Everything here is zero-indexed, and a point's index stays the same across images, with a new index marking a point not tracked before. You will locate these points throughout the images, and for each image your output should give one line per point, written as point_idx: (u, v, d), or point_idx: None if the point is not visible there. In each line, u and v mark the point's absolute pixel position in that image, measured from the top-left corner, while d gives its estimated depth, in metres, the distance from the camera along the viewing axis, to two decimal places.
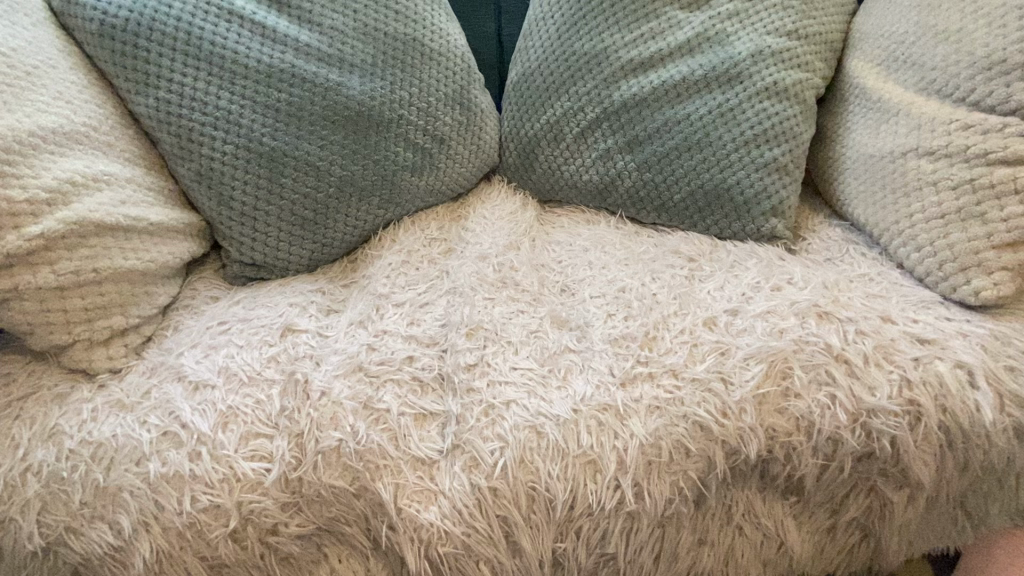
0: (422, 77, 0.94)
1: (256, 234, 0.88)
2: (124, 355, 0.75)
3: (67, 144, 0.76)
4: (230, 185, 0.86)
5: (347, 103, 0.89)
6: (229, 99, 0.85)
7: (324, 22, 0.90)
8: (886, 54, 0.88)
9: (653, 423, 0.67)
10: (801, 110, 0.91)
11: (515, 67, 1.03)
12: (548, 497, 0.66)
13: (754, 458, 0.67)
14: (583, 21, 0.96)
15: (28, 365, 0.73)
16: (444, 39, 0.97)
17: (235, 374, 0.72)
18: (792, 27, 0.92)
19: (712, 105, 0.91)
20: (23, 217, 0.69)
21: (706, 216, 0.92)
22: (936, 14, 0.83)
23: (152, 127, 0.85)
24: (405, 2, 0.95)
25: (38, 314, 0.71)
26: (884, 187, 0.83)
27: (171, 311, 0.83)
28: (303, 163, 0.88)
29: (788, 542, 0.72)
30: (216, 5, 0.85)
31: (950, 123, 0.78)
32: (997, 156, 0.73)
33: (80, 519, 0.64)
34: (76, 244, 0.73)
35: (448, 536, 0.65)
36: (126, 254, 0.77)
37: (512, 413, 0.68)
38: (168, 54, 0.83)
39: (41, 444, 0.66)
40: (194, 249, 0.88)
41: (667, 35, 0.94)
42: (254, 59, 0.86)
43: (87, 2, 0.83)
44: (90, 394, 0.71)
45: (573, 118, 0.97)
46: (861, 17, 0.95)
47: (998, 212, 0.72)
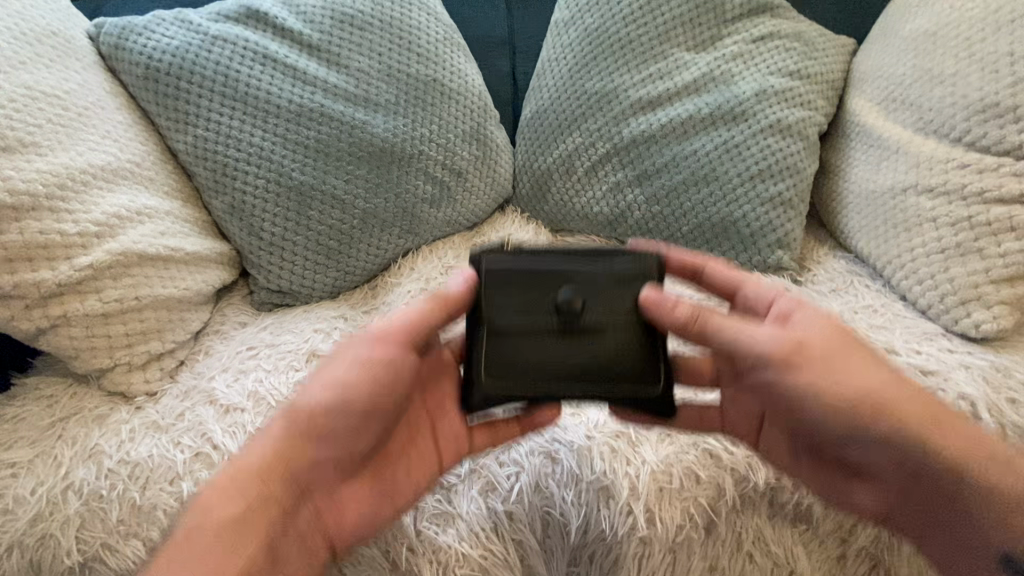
0: (441, 115, 0.99)
1: (283, 263, 0.93)
2: (160, 378, 0.79)
3: (114, 180, 0.82)
4: (260, 217, 0.91)
5: (371, 139, 0.94)
6: (261, 136, 0.91)
7: (351, 64, 0.96)
8: (884, 95, 0.92)
9: (664, 451, 0.69)
10: (804, 147, 0.95)
11: (529, 105, 1.08)
12: (563, 522, 0.70)
13: (763, 485, 0.69)
14: (594, 62, 1.02)
15: (71, 387, 0.78)
16: (462, 79, 1.03)
17: (263, 398, 0.76)
18: (793, 69, 0.97)
19: (718, 141, 0.95)
20: (75, 249, 0.75)
21: (714, 248, 0.95)
22: (931, 58, 0.87)
23: (189, 163, 0.91)
24: (427, 45, 1.01)
25: (83, 339, 0.76)
26: (886, 222, 0.86)
27: (203, 336, 0.87)
28: (329, 196, 0.93)
29: (799, 570, 0.72)
30: (251, 49, 0.92)
31: (947, 162, 0.82)
32: (993, 196, 0.77)
33: (116, 536, 0.67)
34: (120, 274, 0.78)
35: (466, 558, 0.67)
36: (165, 282, 0.82)
37: (527, 439, 0.72)
38: (207, 95, 0.89)
39: (82, 463, 0.70)
40: (225, 277, 0.92)
41: (674, 75, 0.99)
42: (285, 99, 0.92)
43: (134, 48, 0.90)
44: (128, 416, 0.75)
45: (584, 152, 1.01)
46: (860, 58, 1.00)
47: (995, 247, 0.75)
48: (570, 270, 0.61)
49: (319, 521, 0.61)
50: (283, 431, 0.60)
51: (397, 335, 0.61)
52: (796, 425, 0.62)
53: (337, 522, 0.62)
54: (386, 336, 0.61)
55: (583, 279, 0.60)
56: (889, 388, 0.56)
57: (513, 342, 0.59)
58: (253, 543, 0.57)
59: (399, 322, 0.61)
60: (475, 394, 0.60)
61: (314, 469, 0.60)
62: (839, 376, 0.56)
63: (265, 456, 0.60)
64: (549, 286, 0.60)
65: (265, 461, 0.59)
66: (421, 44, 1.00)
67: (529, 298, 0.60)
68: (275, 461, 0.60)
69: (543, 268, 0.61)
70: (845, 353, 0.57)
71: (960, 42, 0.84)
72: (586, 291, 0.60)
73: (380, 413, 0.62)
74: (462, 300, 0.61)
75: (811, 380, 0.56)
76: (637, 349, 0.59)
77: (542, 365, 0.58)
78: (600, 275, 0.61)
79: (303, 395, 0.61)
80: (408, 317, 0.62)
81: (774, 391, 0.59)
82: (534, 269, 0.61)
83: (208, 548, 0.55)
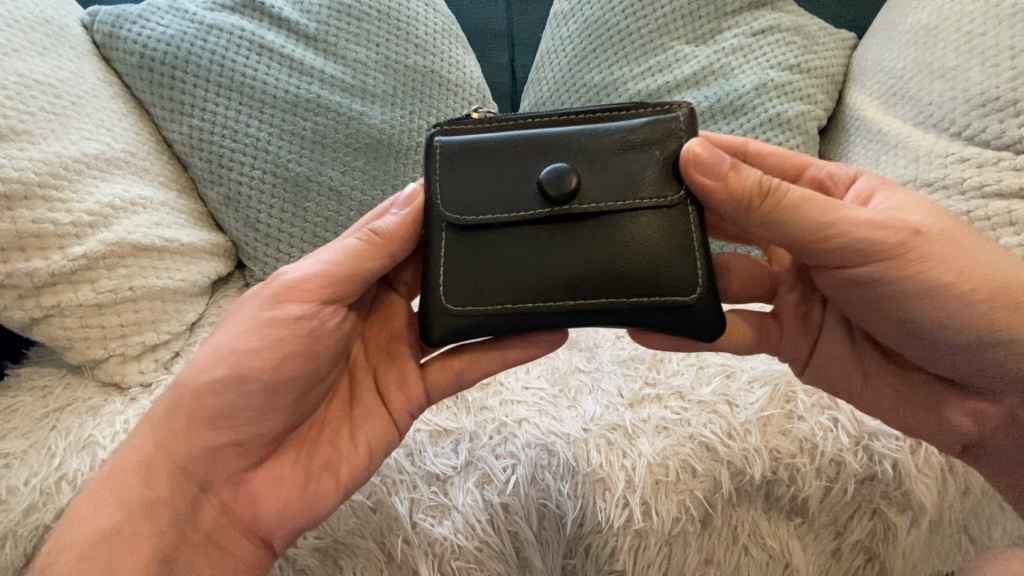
0: (439, 107, 0.98)
1: (280, 254, 0.92)
2: (154, 369, 0.79)
3: (108, 170, 0.81)
4: (256, 208, 0.91)
5: (369, 131, 0.94)
6: (257, 126, 0.90)
7: (348, 55, 0.95)
8: (884, 89, 0.92)
9: (661, 444, 0.69)
10: (804, 141, 0.95)
11: (528, 97, 1.07)
12: (559, 513, 0.69)
13: (759, 478, 0.68)
14: (593, 54, 1.01)
15: (65, 377, 0.77)
16: (460, 70, 1.02)
17: None
18: (793, 62, 0.97)
19: (717, 135, 0.95)
20: (67, 238, 0.74)
21: None
22: (931, 52, 0.87)
23: (184, 153, 0.90)
24: (425, 36, 1.00)
25: (77, 330, 0.75)
26: None
27: (198, 328, 0.86)
28: (326, 188, 0.92)
29: (793, 563, 0.72)
30: (247, 39, 0.91)
31: (946, 156, 0.81)
32: (992, 190, 0.76)
33: None
34: (114, 264, 0.77)
35: (462, 550, 0.67)
36: (160, 273, 0.81)
37: (524, 431, 0.71)
38: (202, 85, 0.89)
39: (76, 453, 0.70)
40: (221, 268, 0.92)
41: (674, 69, 0.98)
42: (281, 89, 0.91)
43: (128, 36, 0.89)
44: (122, 407, 0.74)
45: None
46: (860, 53, 0.99)
47: (994, 242, 0.74)
48: (555, 136, 0.61)
49: (213, 519, 0.63)
50: (172, 420, 0.62)
51: (321, 292, 0.63)
52: (890, 327, 0.64)
53: (248, 511, 0.64)
54: (326, 282, 0.63)
55: (573, 153, 0.60)
56: (986, 267, 0.59)
57: (529, 227, 0.60)
58: (147, 538, 0.58)
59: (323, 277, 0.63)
60: (435, 323, 0.62)
61: (212, 460, 0.62)
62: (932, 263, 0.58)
63: (147, 450, 0.61)
64: (536, 168, 0.60)
65: (140, 465, 0.61)
66: (419, 35, 0.99)
67: (513, 170, 0.61)
68: (164, 463, 0.61)
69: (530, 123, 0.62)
70: (955, 240, 0.59)
71: (961, 36, 0.84)
72: (579, 164, 0.60)
73: (281, 397, 0.63)
74: (444, 175, 0.62)
75: (915, 267, 0.58)
76: (657, 238, 0.59)
77: (547, 258, 0.59)
78: (593, 146, 0.60)
79: (194, 372, 0.62)
80: (337, 260, 0.64)
81: (871, 286, 0.60)
82: (513, 143, 0.61)
83: (96, 552, 0.56)
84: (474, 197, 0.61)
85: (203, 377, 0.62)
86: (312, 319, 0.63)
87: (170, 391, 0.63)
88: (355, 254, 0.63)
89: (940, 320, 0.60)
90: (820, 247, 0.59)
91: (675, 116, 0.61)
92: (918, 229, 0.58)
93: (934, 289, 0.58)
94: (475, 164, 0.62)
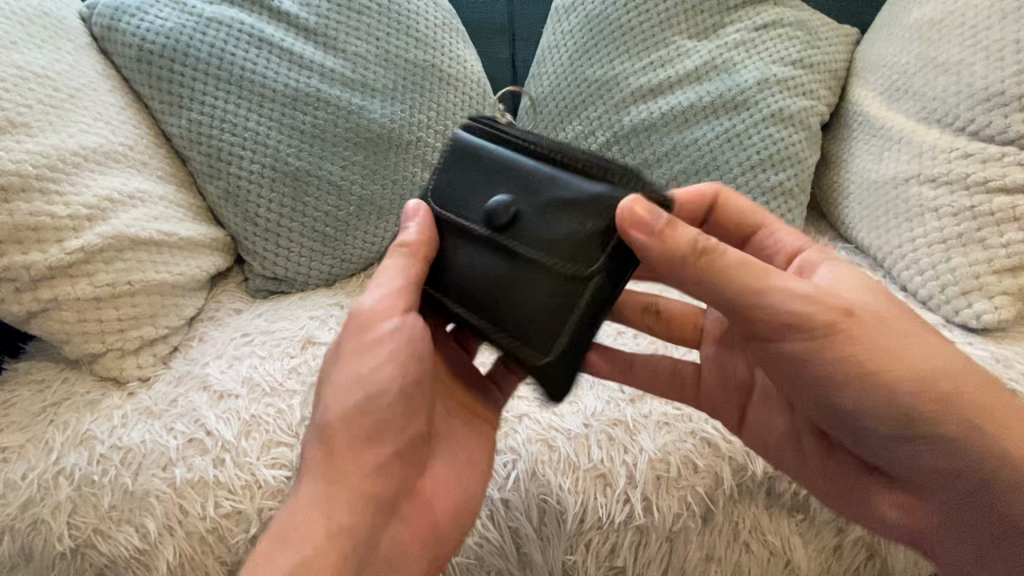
0: (439, 101, 0.98)
1: (279, 249, 0.92)
2: (152, 364, 0.79)
3: (107, 163, 0.80)
4: (256, 203, 0.90)
5: (369, 125, 0.93)
6: (256, 121, 0.89)
7: (348, 49, 0.94)
8: (888, 84, 0.91)
9: (662, 439, 0.69)
10: (806, 136, 0.94)
11: (529, 92, 1.07)
12: (559, 509, 0.67)
13: (760, 475, 0.68)
14: (595, 49, 1.00)
15: (62, 372, 0.77)
16: (461, 65, 1.01)
17: (258, 384, 0.75)
18: (796, 57, 0.96)
19: (719, 131, 0.94)
20: (65, 232, 0.74)
21: None
22: (936, 46, 0.86)
23: (183, 147, 0.90)
24: (425, 30, 0.99)
25: (75, 324, 0.75)
26: (890, 212, 0.85)
27: (197, 322, 0.86)
28: (325, 182, 0.92)
29: (794, 560, 0.72)
30: (246, 32, 0.90)
31: (951, 152, 0.81)
32: (997, 184, 0.76)
33: (108, 521, 0.67)
34: (112, 258, 0.77)
35: (462, 545, 0.67)
36: (159, 267, 0.81)
37: (524, 425, 0.71)
38: (201, 78, 0.88)
39: (74, 448, 0.69)
40: (220, 262, 0.91)
41: (676, 63, 0.98)
42: (281, 83, 0.90)
43: (126, 29, 0.88)
44: (120, 401, 0.74)
45: (584, 140, 1.00)
46: (863, 47, 0.99)
47: (998, 238, 0.75)
48: (524, 168, 0.56)
49: (397, 541, 0.60)
50: (333, 451, 0.58)
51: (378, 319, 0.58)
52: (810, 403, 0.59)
53: (428, 518, 0.62)
54: (382, 311, 0.58)
55: (520, 194, 0.55)
56: (921, 360, 0.55)
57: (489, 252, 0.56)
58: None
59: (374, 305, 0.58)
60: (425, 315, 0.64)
61: (385, 478, 0.59)
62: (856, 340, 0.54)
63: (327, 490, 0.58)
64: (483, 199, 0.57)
65: (321, 499, 0.57)
66: (419, 29, 0.99)
67: (473, 187, 0.58)
68: (340, 496, 0.57)
69: (524, 145, 0.58)
70: (890, 326, 0.55)
71: (965, 30, 0.83)
72: (516, 199, 0.55)
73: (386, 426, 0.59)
74: (447, 165, 0.60)
75: (845, 336, 0.54)
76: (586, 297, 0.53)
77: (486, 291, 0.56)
78: (544, 192, 0.54)
79: (343, 406, 0.58)
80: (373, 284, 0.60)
81: (792, 361, 0.56)
82: (494, 158, 0.57)
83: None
84: (446, 198, 0.59)
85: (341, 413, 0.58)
86: (376, 347, 0.58)
87: (312, 430, 0.60)
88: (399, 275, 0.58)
89: (862, 396, 0.55)
90: (749, 317, 0.54)
91: (611, 212, 0.52)
92: (848, 311, 0.55)
93: (859, 366, 0.54)
94: (463, 164, 0.59)
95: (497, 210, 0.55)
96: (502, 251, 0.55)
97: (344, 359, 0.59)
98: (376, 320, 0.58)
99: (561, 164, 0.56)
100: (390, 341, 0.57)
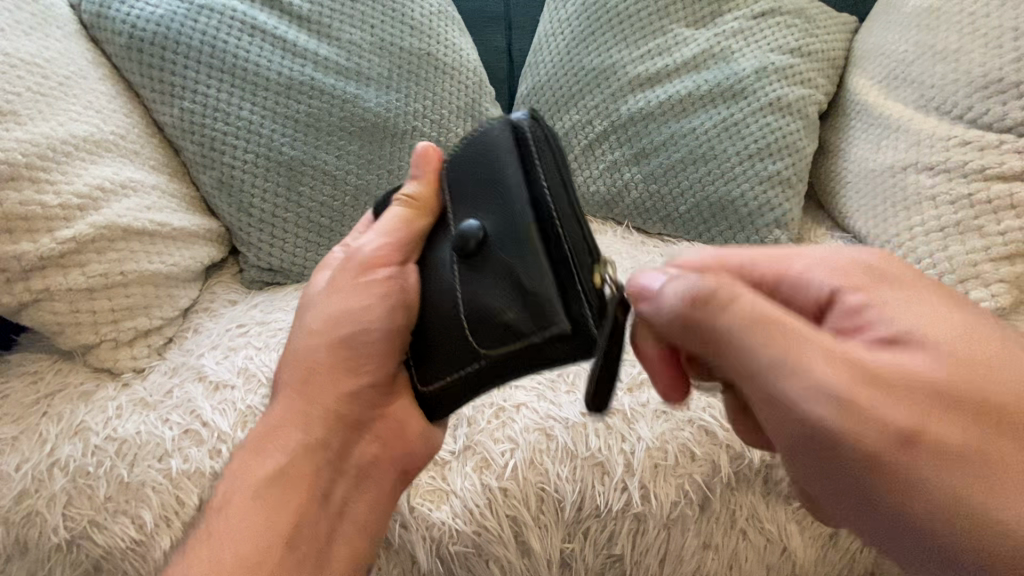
0: (436, 91, 0.97)
1: (274, 240, 0.91)
2: (147, 355, 0.78)
3: (98, 152, 0.79)
4: (250, 193, 0.89)
5: (364, 115, 0.92)
6: (250, 109, 0.88)
7: (342, 37, 0.93)
8: (886, 73, 0.91)
9: (659, 428, 0.69)
10: (804, 125, 0.94)
11: (525, 81, 1.06)
12: (558, 497, 0.67)
13: (758, 462, 0.68)
14: (591, 37, 1.00)
15: (55, 363, 0.76)
16: (457, 53, 1.00)
17: (253, 375, 0.75)
18: (794, 45, 0.96)
19: (717, 120, 0.93)
20: (56, 221, 0.73)
21: (712, 227, 0.94)
22: (934, 34, 0.86)
23: (176, 136, 0.88)
24: (420, 18, 0.98)
25: (67, 315, 0.74)
26: (884, 201, 0.85)
27: (191, 314, 0.85)
28: (320, 172, 0.91)
29: (791, 547, 0.72)
30: (239, 20, 0.89)
31: (948, 139, 0.81)
32: (994, 172, 0.76)
33: (104, 513, 0.66)
34: (104, 248, 0.76)
35: (460, 534, 0.67)
36: (151, 257, 0.80)
37: (522, 415, 0.71)
38: (193, 66, 0.87)
39: (68, 440, 0.69)
40: (214, 253, 0.91)
41: (673, 52, 0.97)
42: (274, 71, 0.89)
43: (116, 15, 0.86)
44: (115, 392, 0.73)
45: (581, 130, 0.99)
46: (862, 35, 0.98)
47: (995, 225, 0.75)
48: (519, 224, 0.48)
49: (369, 461, 0.63)
50: (309, 373, 0.61)
51: (377, 259, 0.59)
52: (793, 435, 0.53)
53: (398, 441, 0.63)
54: (378, 259, 0.59)
55: (500, 241, 0.50)
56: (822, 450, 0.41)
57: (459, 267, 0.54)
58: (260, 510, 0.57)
59: (370, 250, 0.59)
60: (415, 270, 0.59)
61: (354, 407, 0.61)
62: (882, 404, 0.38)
63: (301, 406, 0.61)
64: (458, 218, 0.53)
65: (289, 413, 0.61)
66: (415, 17, 0.97)
67: (482, 192, 0.53)
68: (310, 408, 0.60)
69: (545, 194, 0.48)
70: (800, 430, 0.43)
71: (963, 17, 0.83)
72: (488, 243, 0.50)
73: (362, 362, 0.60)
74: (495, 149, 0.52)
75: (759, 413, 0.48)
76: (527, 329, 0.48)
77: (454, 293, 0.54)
78: (496, 253, 0.50)
79: (333, 326, 0.60)
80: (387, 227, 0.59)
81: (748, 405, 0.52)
82: (506, 176, 0.50)
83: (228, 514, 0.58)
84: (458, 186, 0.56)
85: (332, 333, 0.60)
86: (368, 289, 0.59)
87: (290, 353, 0.63)
88: (402, 219, 0.59)
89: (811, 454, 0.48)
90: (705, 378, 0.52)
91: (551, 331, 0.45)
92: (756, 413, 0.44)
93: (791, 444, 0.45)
94: (501, 174, 0.51)
95: (474, 241, 0.51)
96: (463, 282, 0.53)
97: (340, 299, 0.60)
98: (368, 262, 0.59)
99: (548, 231, 0.47)
100: (384, 277, 0.59)
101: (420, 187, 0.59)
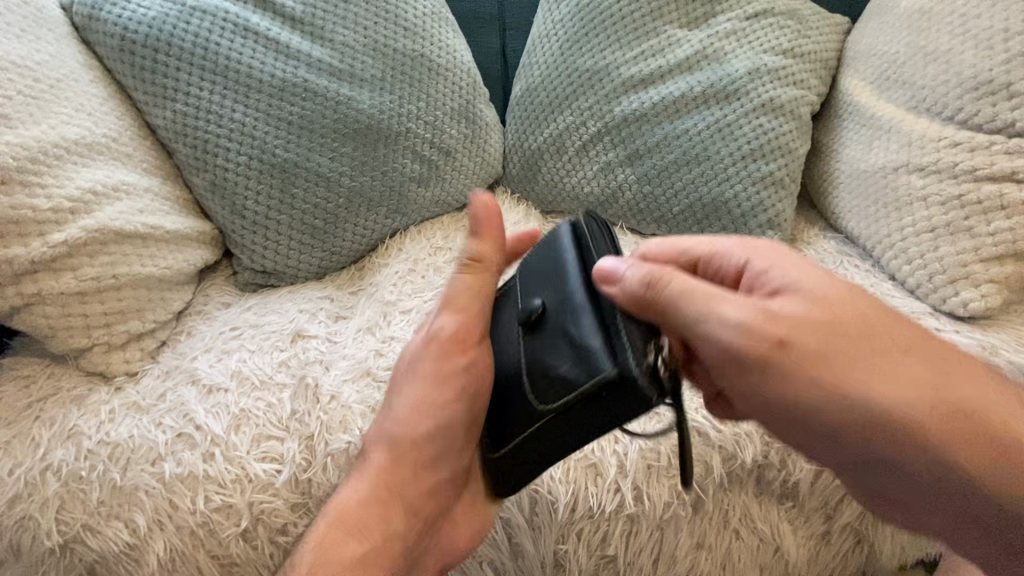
0: (429, 92, 0.97)
1: (267, 242, 0.91)
2: (140, 359, 0.78)
3: (90, 155, 0.79)
4: (243, 195, 0.89)
5: (357, 116, 0.92)
6: (243, 111, 0.88)
7: (335, 38, 0.93)
8: (877, 73, 0.91)
9: (652, 430, 0.70)
10: (796, 126, 0.94)
11: (519, 82, 1.06)
12: (551, 499, 0.68)
13: (750, 463, 0.69)
14: (585, 38, 1.00)
15: (48, 367, 0.76)
16: (451, 54, 1.00)
17: (247, 378, 0.75)
18: (787, 46, 0.96)
19: (710, 121, 0.94)
20: (48, 225, 0.73)
21: (705, 228, 0.94)
22: (925, 35, 0.86)
23: (169, 139, 0.88)
24: (414, 19, 0.98)
25: (59, 318, 0.74)
26: (877, 201, 0.85)
27: (185, 317, 0.85)
28: (313, 175, 0.91)
29: (784, 546, 0.72)
30: (231, 21, 0.88)
31: (939, 140, 0.81)
32: (983, 173, 0.77)
33: (97, 517, 0.66)
34: (97, 251, 0.76)
35: (454, 536, 0.68)
36: (144, 261, 0.80)
37: None
38: (185, 68, 0.86)
39: (61, 444, 0.69)
40: (207, 256, 0.90)
41: (667, 53, 0.97)
42: (267, 73, 0.89)
43: (107, 17, 0.86)
44: (108, 396, 0.73)
45: (575, 131, 1.00)
46: (854, 35, 0.98)
47: (985, 226, 0.75)
48: (574, 298, 0.54)
49: (437, 548, 0.67)
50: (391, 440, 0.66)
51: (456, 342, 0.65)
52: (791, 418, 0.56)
53: (449, 538, 0.67)
54: (458, 336, 0.65)
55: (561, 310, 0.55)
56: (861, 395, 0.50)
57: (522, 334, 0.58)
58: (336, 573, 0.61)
59: (452, 327, 0.65)
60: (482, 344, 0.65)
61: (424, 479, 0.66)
62: (867, 389, 0.49)
63: (382, 485, 0.65)
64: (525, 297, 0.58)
65: (371, 470, 0.66)
66: (408, 19, 0.97)
67: (545, 278, 0.59)
68: (393, 470, 0.66)
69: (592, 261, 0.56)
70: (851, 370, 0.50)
71: (954, 19, 0.84)
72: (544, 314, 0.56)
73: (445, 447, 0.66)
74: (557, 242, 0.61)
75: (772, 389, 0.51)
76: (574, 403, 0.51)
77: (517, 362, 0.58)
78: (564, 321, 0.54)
79: (415, 417, 0.65)
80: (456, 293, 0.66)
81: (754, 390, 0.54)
82: (566, 262, 0.57)
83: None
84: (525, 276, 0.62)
85: (415, 429, 0.65)
86: (451, 379, 0.64)
87: (376, 435, 0.67)
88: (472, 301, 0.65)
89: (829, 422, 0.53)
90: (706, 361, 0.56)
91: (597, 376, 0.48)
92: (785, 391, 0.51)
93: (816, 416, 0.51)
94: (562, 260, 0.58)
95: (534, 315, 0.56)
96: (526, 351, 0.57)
97: (422, 383, 0.66)
98: (446, 340, 0.65)
99: (598, 304, 0.53)
100: (462, 363, 0.65)
101: (477, 246, 0.66)
